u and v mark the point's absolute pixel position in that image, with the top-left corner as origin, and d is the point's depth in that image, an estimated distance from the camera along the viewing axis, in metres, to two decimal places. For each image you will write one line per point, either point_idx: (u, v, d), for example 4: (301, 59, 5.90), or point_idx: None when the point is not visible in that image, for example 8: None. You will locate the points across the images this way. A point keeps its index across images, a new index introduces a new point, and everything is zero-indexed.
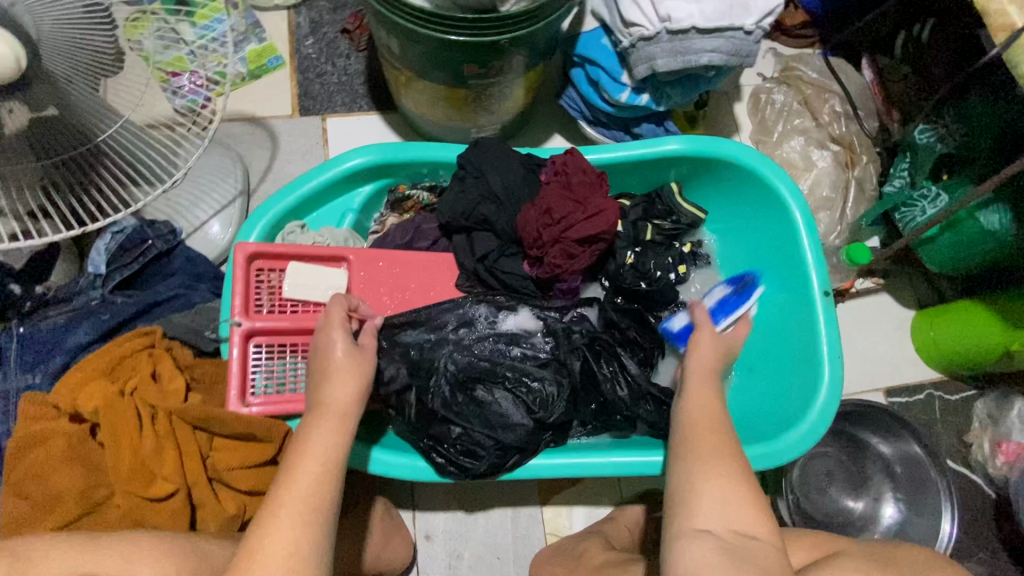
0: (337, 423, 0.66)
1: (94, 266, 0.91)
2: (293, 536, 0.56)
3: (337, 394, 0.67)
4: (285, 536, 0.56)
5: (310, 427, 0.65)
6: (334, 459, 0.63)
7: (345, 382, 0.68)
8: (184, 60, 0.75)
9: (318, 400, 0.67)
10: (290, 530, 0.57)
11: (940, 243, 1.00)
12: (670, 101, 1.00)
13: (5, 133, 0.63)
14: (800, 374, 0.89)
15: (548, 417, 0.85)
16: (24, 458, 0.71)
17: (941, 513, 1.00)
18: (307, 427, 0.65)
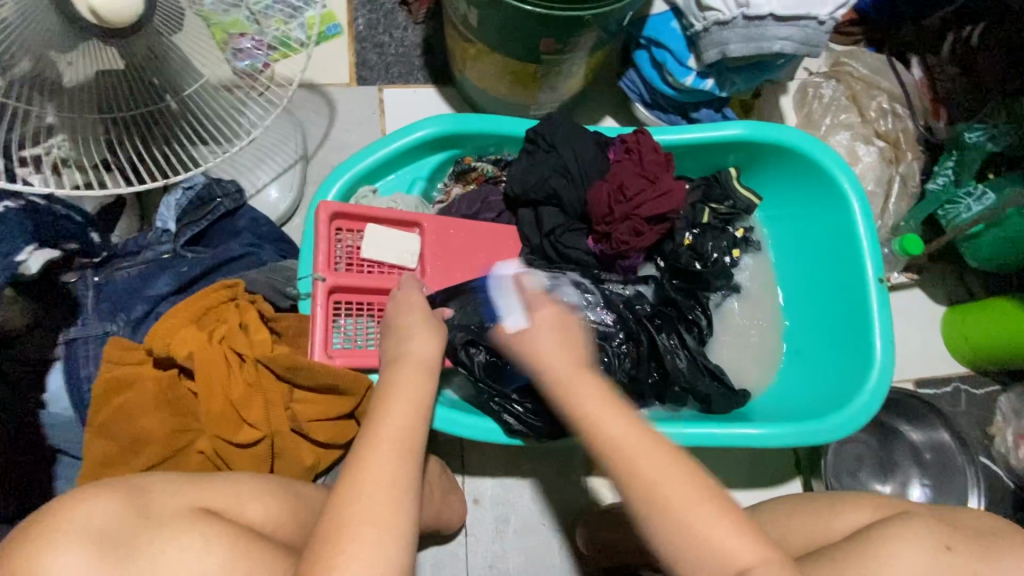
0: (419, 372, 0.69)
1: (164, 222, 0.92)
2: (390, 468, 0.58)
3: (419, 347, 0.71)
4: (387, 469, 0.58)
5: (394, 377, 0.67)
6: (423, 404, 0.66)
7: (425, 337, 0.72)
8: (242, 23, 0.74)
9: (397, 352, 0.71)
10: (392, 463, 0.59)
11: (984, 240, 1.04)
12: (733, 87, 1.03)
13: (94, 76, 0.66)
14: (852, 358, 0.92)
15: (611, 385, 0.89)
16: (109, 402, 0.72)
17: (968, 497, 1.05)
18: (391, 376, 0.67)
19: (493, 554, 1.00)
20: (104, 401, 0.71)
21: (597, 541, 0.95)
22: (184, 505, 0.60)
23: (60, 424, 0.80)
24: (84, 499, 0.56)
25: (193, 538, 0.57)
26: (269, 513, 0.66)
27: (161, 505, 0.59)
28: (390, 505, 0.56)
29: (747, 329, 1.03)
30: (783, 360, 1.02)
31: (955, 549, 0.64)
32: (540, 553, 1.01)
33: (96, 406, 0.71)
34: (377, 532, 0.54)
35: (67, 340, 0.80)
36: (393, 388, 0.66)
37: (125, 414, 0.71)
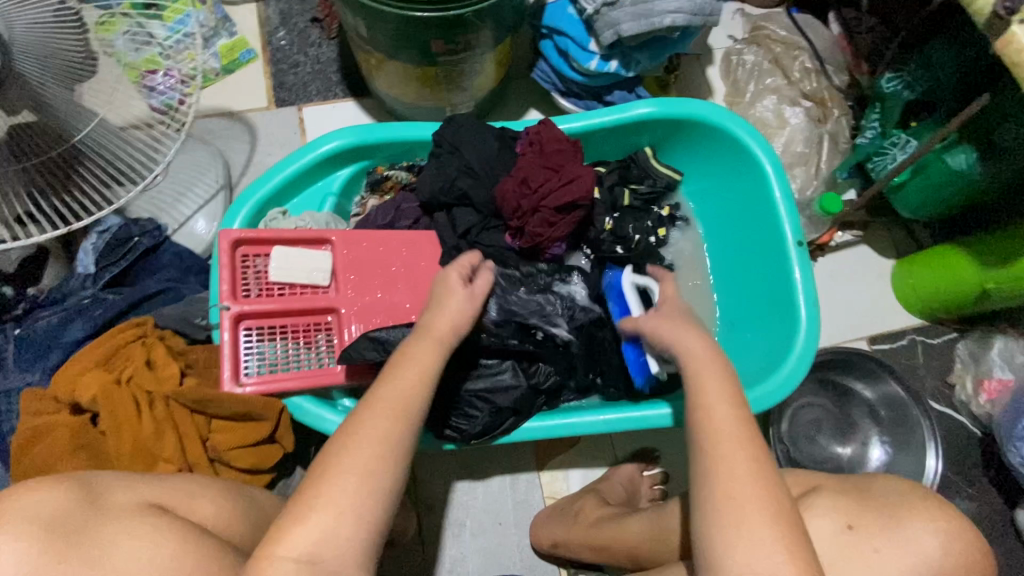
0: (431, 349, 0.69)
1: (83, 267, 0.94)
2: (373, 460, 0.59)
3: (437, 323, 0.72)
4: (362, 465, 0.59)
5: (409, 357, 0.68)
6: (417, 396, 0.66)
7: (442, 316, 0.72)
8: (156, 59, 0.81)
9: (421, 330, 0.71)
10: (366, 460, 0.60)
11: (909, 188, 1.02)
12: (639, 66, 1.02)
13: None
14: (780, 324, 0.91)
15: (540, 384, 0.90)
16: (27, 454, 0.71)
17: (926, 449, 1.04)
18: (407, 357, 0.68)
19: (451, 559, 1.00)
20: (21, 452, 0.71)
21: (549, 535, 0.94)
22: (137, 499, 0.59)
23: None
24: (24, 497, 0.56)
25: (132, 539, 0.55)
26: None
27: (108, 501, 0.59)
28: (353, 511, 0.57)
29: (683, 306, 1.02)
30: (720, 333, 1.01)
31: (855, 528, 0.65)
32: (499, 553, 1.01)
33: (15, 456, 0.72)
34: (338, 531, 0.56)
35: None
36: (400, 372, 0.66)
37: (40, 464, 0.71)
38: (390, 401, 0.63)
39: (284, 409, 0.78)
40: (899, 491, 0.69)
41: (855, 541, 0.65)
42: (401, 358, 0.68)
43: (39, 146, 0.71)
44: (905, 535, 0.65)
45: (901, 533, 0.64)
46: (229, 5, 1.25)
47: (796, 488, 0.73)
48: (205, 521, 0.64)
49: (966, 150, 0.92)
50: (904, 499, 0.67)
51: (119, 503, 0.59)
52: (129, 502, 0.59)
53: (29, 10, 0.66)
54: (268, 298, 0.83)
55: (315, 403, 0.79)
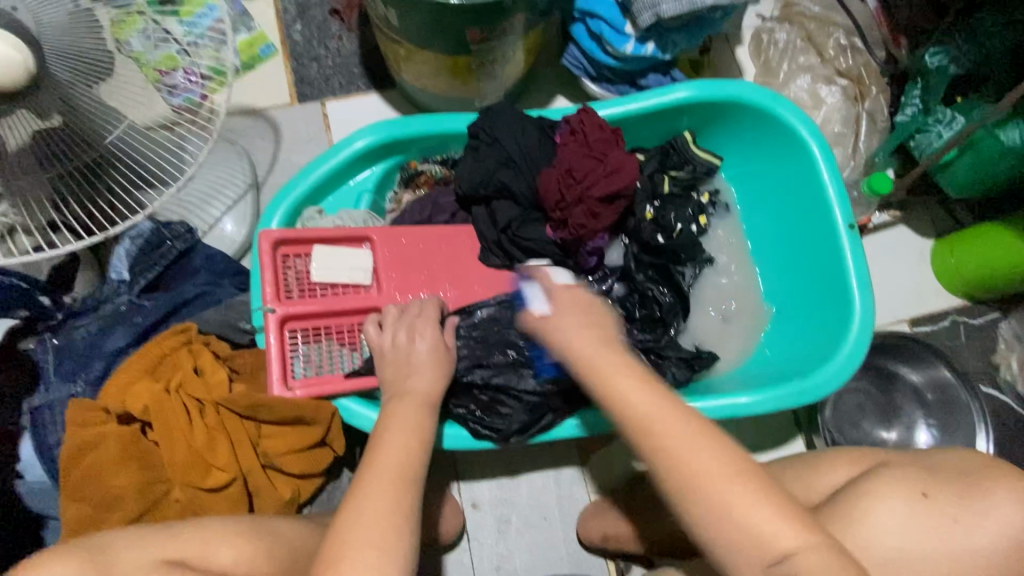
0: (419, 405, 0.68)
1: (117, 273, 0.92)
2: (388, 498, 0.57)
3: (419, 381, 0.70)
4: (377, 501, 0.56)
5: (393, 411, 0.67)
6: (421, 436, 0.64)
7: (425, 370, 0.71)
8: (173, 58, 0.76)
9: (400, 387, 0.70)
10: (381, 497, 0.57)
11: (958, 167, 0.99)
12: (676, 48, 0.99)
13: (17, 147, 0.64)
14: (832, 311, 0.89)
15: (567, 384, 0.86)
16: (79, 465, 0.70)
17: (976, 432, 1.02)
18: (391, 411, 0.67)
19: (498, 556, 0.99)
20: (71, 465, 0.70)
21: (599, 528, 0.93)
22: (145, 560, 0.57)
23: (36, 492, 0.79)
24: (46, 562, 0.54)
25: None
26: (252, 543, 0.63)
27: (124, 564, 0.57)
28: (373, 548, 0.53)
29: (725, 294, 1.00)
30: (765, 321, 0.99)
31: (933, 496, 0.64)
32: (546, 549, 1.00)
33: (64, 470, 0.70)
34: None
35: (32, 408, 0.79)
36: (390, 428, 0.64)
37: (93, 475, 0.70)
38: (386, 469, 0.60)
39: (335, 412, 0.76)
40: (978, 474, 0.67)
41: (931, 509, 0.64)
42: (386, 424, 0.65)
43: (69, 153, 0.68)
44: (988, 504, 0.63)
45: (978, 524, 0.63)
46: None
47: (859, 466, 0.72)
48: (227, 568, 0.61)
49: (1019, 124, 0.89)
50: (978, 468, 0.66)
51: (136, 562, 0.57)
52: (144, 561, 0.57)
53: (51, 10, 0.63)
54: (310, 299, 0.81)
55: (364, 404, 0.78)
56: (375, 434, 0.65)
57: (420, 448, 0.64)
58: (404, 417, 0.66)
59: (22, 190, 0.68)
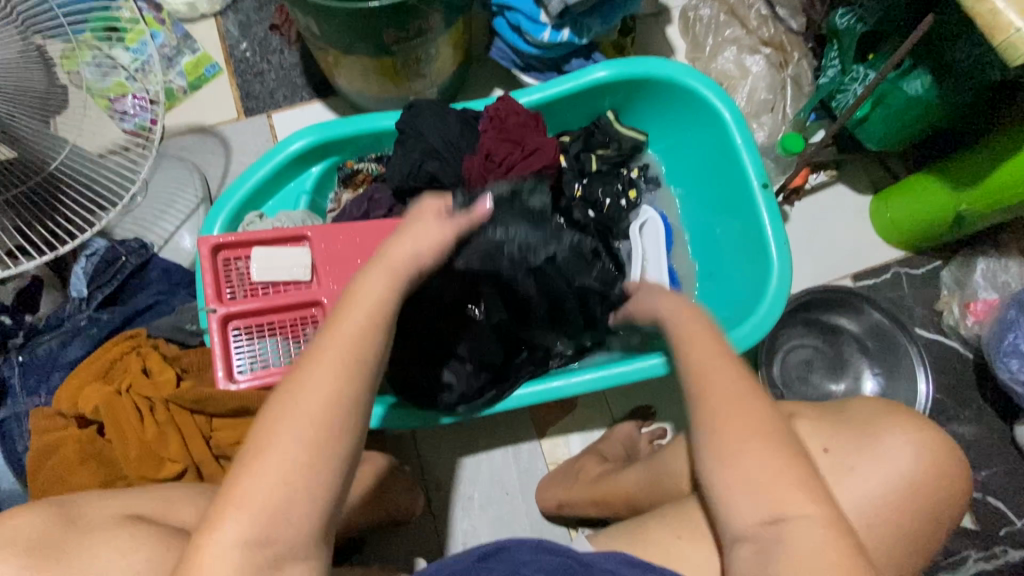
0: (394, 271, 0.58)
1: (77, 290, 0.96)
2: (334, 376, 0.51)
3: (401, 246, 0.60)
4: (325, 378, 0.51)
5: (370, 271, 0.58)
6: (388, 307, 0.56)
7: (412, 238, 0.61)
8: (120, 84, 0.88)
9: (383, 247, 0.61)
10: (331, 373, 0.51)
11: (873, 120, 1.02)
12: (592, 32, 1.03)
13: None
14: (754, 270, 0.92)
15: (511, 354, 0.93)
16: (43, 467, 0.75)
17: (916, 375, 1.06)
18: (367, 271, 0.58)
19: (463, 532, 1.03)
20: (37, 467, 0.75)
21: (554, 497, 0.97)
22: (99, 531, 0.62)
23: (8, 500, 0.84)
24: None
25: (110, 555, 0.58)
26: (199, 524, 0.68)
27: (90, 514, 0.61)
28: (308, 431, 0.50)
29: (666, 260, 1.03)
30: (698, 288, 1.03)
31: (831, 450, 0.70)
32: (509, 521, 1.04)
33: (31, 471, 0.75)
34: (295, 453, 0.49)
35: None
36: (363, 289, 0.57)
37: (56, 475, 0.74)
38: (347, 338, 0.53)
39: None
40: (875, 414, 0.73)
41: (829, 462, 0.70)
42: (360, 286, 0.57)
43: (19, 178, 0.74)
44: None
45: None
46: (188, 23, 1.27)
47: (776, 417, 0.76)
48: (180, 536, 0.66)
49: (920, 75, 0.93)
50: (877, 417, 0.72)
51: (97, 515, 0.61)
52: (106, 515, 0.61)
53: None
54: (252, 298, 0.85)
55: None
56: (344, 294, 0.57)
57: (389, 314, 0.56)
58: (367, 290, 0.56)
59: None
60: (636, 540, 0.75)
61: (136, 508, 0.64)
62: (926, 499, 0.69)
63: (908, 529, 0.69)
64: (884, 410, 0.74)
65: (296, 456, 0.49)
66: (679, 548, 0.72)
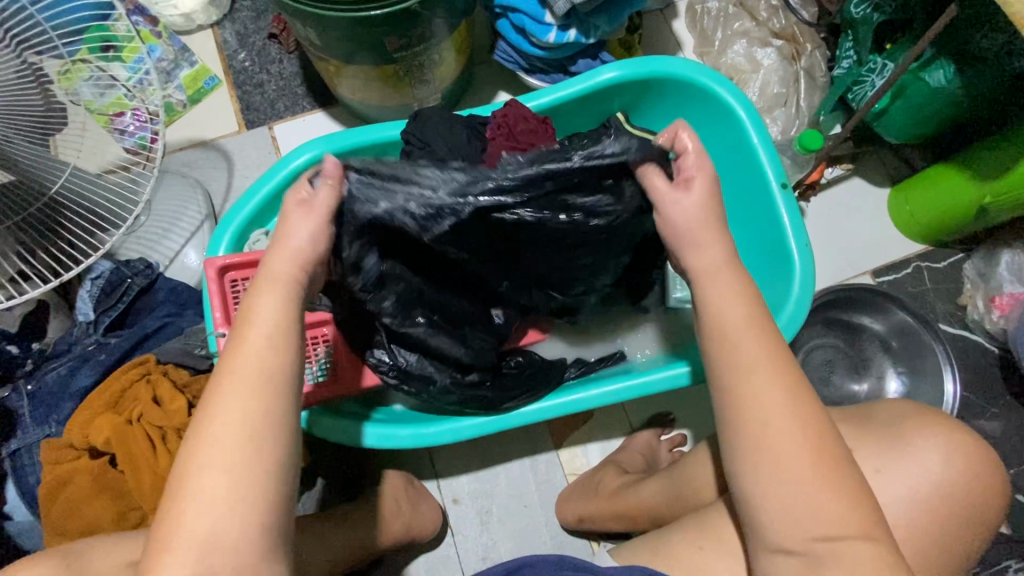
0: (283, 291, 0.56)
1: (84, 314, 0.95)
2: (239, 410, 0.52)
3: (285, 257, 0.57)
4: (231, 414, 0.51)
5: (255, 295, 0.56)
6: (284, 330, 0.55)
7: (292, 247, 0.58)
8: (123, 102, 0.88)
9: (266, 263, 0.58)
10: (236, 408, 0.52)
11: (893, 113, 0.99)
12: (599, 31, 1.00)
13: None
14: (775, 272, 0.90)
15: (526, 368, 0.90)
16: (56, 500, 0.74)
17: (942, 374, 1.03)
18: (253, 295, 0.56)
19: (482, 546, 1.02)
20: (49, 501, 0.73)
21: (574, 511, 0.95)
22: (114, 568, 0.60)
23: (24, 532, 0.83)
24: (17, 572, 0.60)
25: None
26: None
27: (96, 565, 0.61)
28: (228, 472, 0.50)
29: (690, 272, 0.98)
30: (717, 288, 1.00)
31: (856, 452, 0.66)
32: (529, 534, 1.02)
33: (44, 506, 0.74)
34: (220, 491, 0.50)
35: (11, 451, 0.83)
36: (252, 317, 0.55)
37: (70, 508, 0.73)
38: (247, 373, 0.53)
39: None
40: (897, 416, 0.69)
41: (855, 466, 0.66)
42: (248, 315, 0.55)
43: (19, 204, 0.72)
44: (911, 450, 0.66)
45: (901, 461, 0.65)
46: (186, 35, 1.25)
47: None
48: None
49: (943, 65, 0.90)
50: (902, 420, 0.68)
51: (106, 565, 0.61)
52: (112, 563, 0.60)
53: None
54: None
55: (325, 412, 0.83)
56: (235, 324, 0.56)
57: (287, 341, 0.55)
58: (267, 306, 0.55)
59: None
60: (663, 558, 0.73)
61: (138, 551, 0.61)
62: (958, 508, 0.66)
63: (944, 540, 0.65)
64: (911, 412, 0.69)
65: (223, 490, 0.50)
66: (708, 566, 0.70)
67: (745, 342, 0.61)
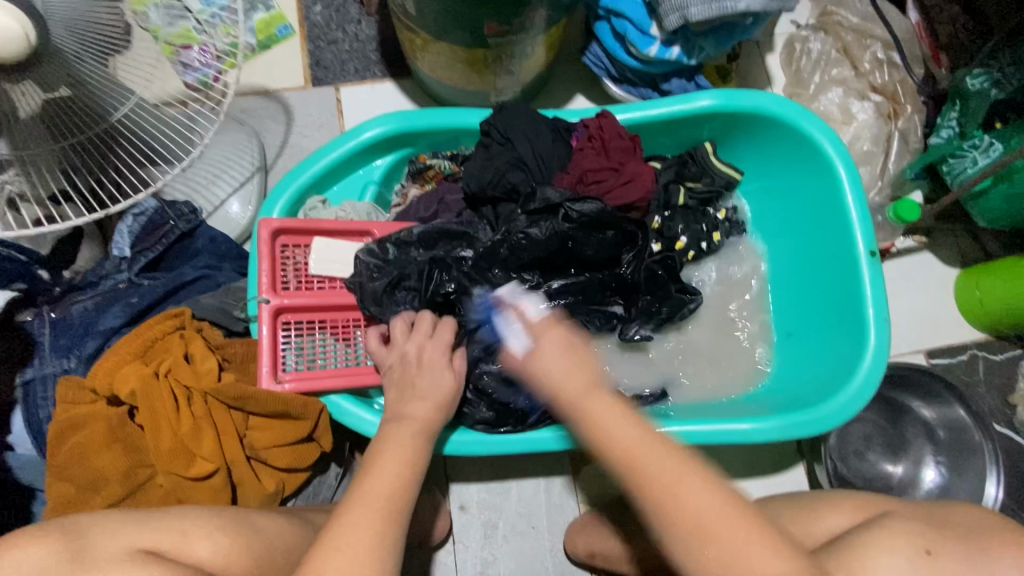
0: (419, 434, 0.65)
1: (119, 249, 0.90)
2: (373, 525, 0.55)
3: (420, 406, 0.67)
4: (368, 523, 0.55)
5: (389, 433, 0.65)
6: (416, 458, 0.63)
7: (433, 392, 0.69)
8: (191, 33, 0.68)
9: (399, 409, 0.67)
10: (372, 520, 0.55)
11: (991, 196, 0.95)
12: (703, 54, 0.95)
13: (20, 119, 0.59)
14: (844, 340, 0.86)
15: None
16: (65, 443, 0.69)
17: (986, 476, 0.96)
18: (387, 432, 0.65)
19: (482, 561, 0.98)
20: (56, 445, 0.69)
21: (586, 545, 0.91)
22: (122, 548, 0.54)
23: (24, 466, 0.79)
24: (23, 542, 0.53)
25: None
26: (219, 547, 0.60)
27: (99, 548, 0.54)
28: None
29: (739, 339, 0.95)
30: (776, 344, 0.96)
31: (937, 555, 0.61)
32: (531, 557, 0.98)
33: (50, 448, 0.69)
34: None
35: (24, 381, 0.80)
36: (386, 446, 0.63)
37: (75, 456, 0.68)
38: (378, 492, 0.58)
39: (323, 409, 0.75)
40: (982, 527, 0.64)
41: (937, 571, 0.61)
42: (378, 446, 0.63)
43: (71, 127, 0.62)
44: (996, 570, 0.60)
45: None
46: None
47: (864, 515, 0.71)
48: (201, 562, 0.58)
49: None
50: (989, 533, 0.63)
51: (113, 549, 0.54)
52: (118, 550, 0.54)
53: None
54: (307, 291, 0.80)
55: (354, 403, 0.77)
56: (368, 453, 0.63)
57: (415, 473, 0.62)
58: (397, 444, 0.63)
59: (25, 161, 0.63)
60: None
61: (151, 540, 0.56)
62: None
63: None
64: (1002, 528, 0.64)
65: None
66: None
67: (651, 464, 0.56)
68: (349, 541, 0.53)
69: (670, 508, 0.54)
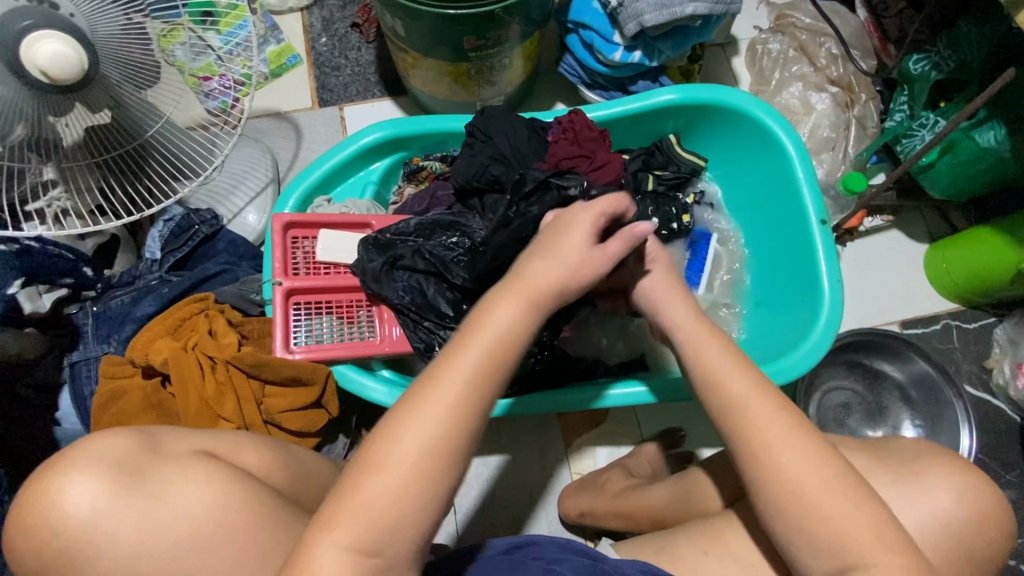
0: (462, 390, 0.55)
1: (151, 252, 1.02)
2: (391, 492, 0.52)
3: (454, 364, 0.56)
4: (384, 487, 0.52)
5: (426, 391, 0.55)
6: (450, 418, 0.55)
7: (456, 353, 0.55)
8: (212, 66, 0.80)
9: (431, 366, 0.56)
10: (393, 485, 0.52)
11: (940, 168, 1.02)
12: (663, 56, 1.06)
13: (66, 143, 0.71)
14: (803, 301, 0.93)
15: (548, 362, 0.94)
16: (107, 410, 0.79)
17: (959, 429, 1.02)
18: (423, 387, 0.55)
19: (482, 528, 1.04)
20: (100, 413, 0.78)
21: (576, 505, 0.97)
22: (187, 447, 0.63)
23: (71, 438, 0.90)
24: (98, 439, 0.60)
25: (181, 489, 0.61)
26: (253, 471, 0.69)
27: (171, 446, 0.63)
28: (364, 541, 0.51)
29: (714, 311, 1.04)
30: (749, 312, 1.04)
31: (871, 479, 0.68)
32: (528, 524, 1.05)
33: (95, 415, 0.79)
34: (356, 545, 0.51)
35: (71, 362, 0.90)
36: (419, 406, 0.54)
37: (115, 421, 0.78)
38: (402, 454, 0.53)
39: (330, 374, 0.85)
40: (918, 452, 0.71)
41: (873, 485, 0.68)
42: (410, 405, 0.55)
43: (111, 144, 0.75)
44: (929, 486, 0.67)
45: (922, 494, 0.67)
46: (277, 14, 1.34)
47: None
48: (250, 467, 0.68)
49: (994, 127, 0.94)
50: (922, 456, 0.70)
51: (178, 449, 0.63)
52: (183, 449, 0.64)
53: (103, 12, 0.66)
54: (314, 276, 0.90)
55: (358, 371, 0.86)
56: (399, 405, 0.56)
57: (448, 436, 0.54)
58: (434, 406, 0.55)
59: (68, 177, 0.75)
60: (662, 553, 0.74)
61: (207, 444, 0.66)
62: (960, 542, 0.66)
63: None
64: (939, 451, 0.71)
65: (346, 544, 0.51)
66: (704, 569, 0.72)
67: (763, 406, 0.62)
68: (366, 504, 0.52)
69: (767, 460, 0.60)
